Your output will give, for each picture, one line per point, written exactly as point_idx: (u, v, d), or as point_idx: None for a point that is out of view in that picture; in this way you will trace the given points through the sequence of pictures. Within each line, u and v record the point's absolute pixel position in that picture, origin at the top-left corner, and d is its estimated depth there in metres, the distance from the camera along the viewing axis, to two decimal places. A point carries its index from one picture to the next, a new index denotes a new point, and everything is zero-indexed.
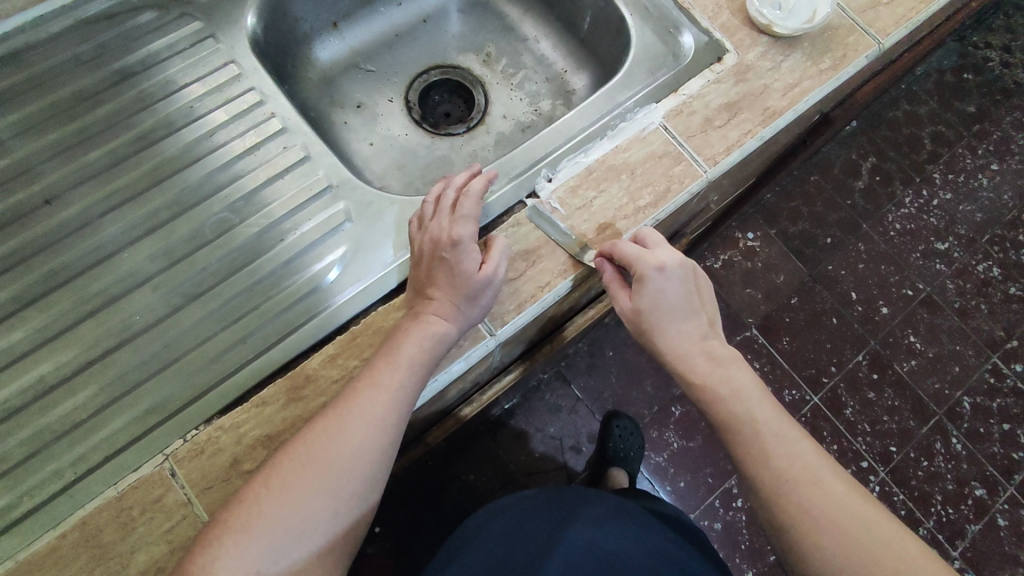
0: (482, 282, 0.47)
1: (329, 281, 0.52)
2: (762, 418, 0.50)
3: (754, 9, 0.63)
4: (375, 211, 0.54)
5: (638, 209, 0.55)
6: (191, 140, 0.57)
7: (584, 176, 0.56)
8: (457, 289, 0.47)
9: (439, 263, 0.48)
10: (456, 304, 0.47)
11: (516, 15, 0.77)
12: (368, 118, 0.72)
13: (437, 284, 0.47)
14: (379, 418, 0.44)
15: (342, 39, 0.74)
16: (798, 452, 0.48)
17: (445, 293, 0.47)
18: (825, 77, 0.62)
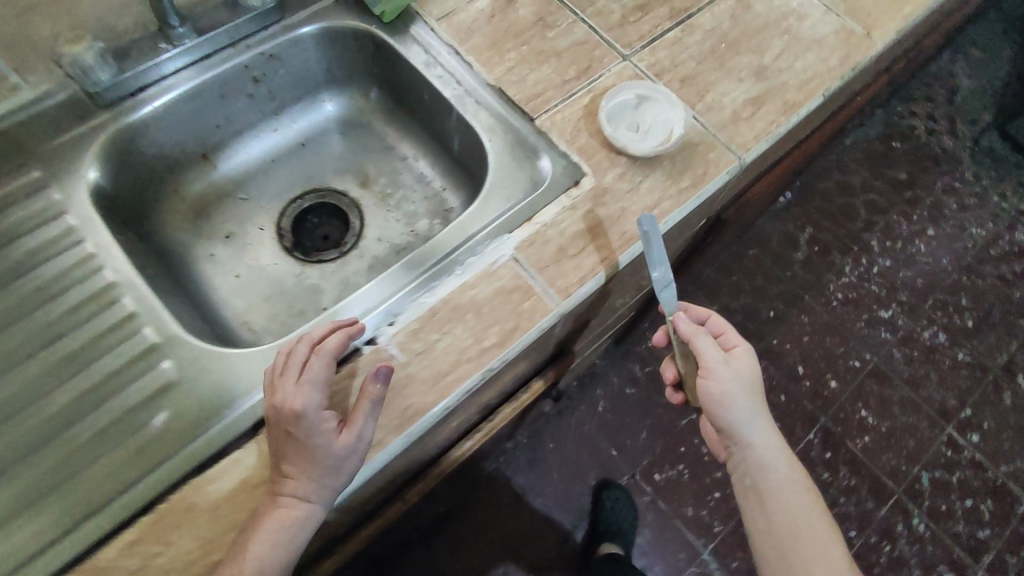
0: (337, 452, 0.46)
1: (139, 452, 0.49)
2: (786, 514, 0.60)
3: (609, 134, 0.62)
4: (198, 370, 0.52)
5: (482, 351, 0.54)
6: (15, 299, 0.55)
7: (427, 317, 0.55)
8: (315, 463, 0.45)
9: (286, 436, 0.45)
10: (318, 476, 0.45)
11: (394, 135, 0.76)
12: (236, 249, 0.70)
13: (290, 455, 0.45)
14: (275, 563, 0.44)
15: (213, 169, 0.71)
16: (812, 546, 0.59)
17: (307, 463, 0.45)
18: (683, 197, 0.61)
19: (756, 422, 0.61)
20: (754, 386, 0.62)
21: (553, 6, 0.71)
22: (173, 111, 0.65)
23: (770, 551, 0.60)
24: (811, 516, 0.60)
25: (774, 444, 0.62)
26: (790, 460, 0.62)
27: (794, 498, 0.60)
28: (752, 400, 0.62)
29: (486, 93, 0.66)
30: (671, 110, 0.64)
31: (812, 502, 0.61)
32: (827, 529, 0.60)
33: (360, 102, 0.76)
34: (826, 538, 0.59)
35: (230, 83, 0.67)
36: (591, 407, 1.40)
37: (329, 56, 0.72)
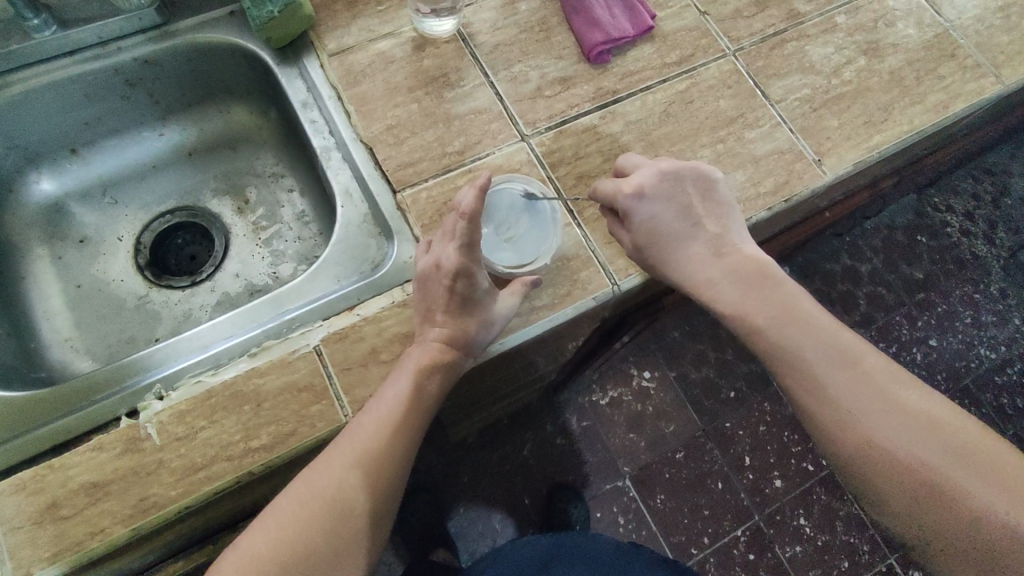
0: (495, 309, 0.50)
1: None
2: (792, 366, 0.51)
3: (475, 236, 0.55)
4: None
5: (247, 451, 0.48)
6: None
7: (199, 400, 0.50)
8: (480, 316, 0.50)
9: (444, 291, 0.48)
10: (477, 331, 0.50)
11: (285, 164, 0.71)
12: (87, 256, 0.67)
13: (439, 321, 0.49)
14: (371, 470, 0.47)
15: (83, 166, 0.68)
16: (844, 377, 0.50)
17: (467, 329, 0.49)
18: (530, 318, 0.54)
19: (689, 276, 0.54)
20: (662, 240, 0.53)
21: (463, 62, 0.63)
22: (30, 105, 0.60)
23: (812, 413, 0.51)
24: (836, 361, 0.50)
25: (724, 289, 0.53)
26: (754, 303, 0.53)
27: (795, 346, 0.51)
28: (669, 260, 0.53)
29: (356, 150, 0.59)
30: (553, 220, 0.56)
31: (813, 334, 0.51)
32: (851, 351, 0.51)
33: (255, 120, 0.71)
34: (849, 369, 0.50)
35: (99, 84, 0.62)
36: (515, 450, 1.33)
37: (219, 68, 0.66)
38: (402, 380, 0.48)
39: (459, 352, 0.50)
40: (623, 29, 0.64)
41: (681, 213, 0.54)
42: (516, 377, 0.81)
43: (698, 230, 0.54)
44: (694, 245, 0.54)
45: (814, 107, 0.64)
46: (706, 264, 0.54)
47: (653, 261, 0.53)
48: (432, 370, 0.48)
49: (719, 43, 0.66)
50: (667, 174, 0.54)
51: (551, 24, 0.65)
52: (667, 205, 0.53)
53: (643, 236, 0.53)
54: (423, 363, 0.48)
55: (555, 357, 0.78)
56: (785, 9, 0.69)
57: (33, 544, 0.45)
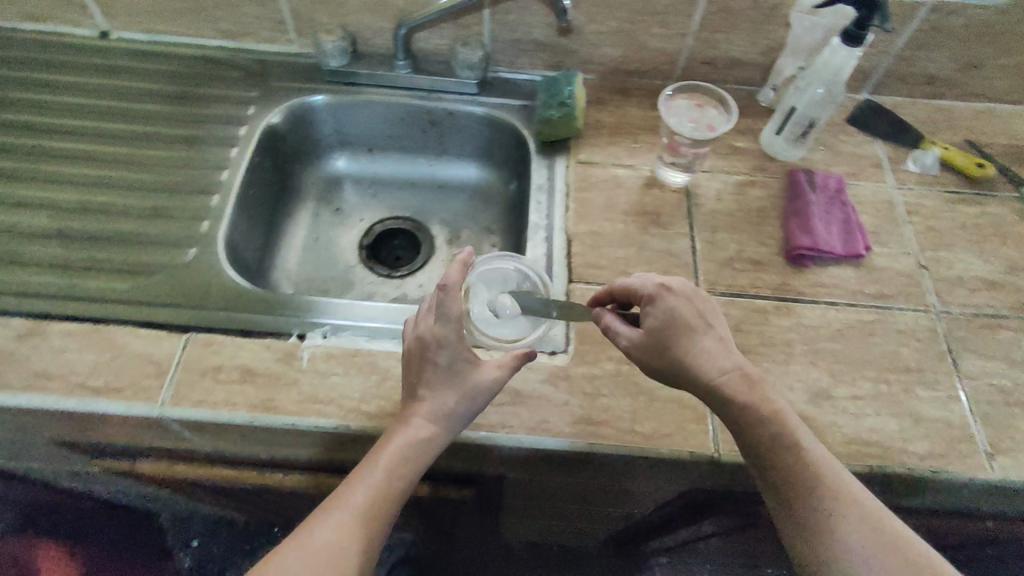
0: (479, 378, 0.52)
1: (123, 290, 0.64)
2: (781, 490, 0.48)
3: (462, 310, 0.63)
4: (199, 270, 0.67)
5: (355, 409, 0.58)
6: (172, 152, 0.75)
7: (347, 352, 0.61)
8: (462, 386, 0.52)
9: (428, 364, 0.52)
10: (455, 403, 0.51)
11: (500, 225, 0.85)
12: (333, 221, 0.86)
13: (422, 395, 0.51)
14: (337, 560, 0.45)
15: (368, 161, 0.88)
16: (830, 501, 0.46)
17: (444, 400, 0.51)
18: (625, 438, 0.57)
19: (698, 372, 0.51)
20: (671, 330, 0.52)
21: (677, 211, 0.72)
22: (364, 110, 0.82)
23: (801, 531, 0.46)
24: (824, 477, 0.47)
25: (729, 386, 0.50)
26: (753, 409, 0.49)
27: (784, 466, 0.48)
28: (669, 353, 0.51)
29: (558, 237, 0.70)
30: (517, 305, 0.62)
31: (797, 453, 0.48)
32: (836, 474, 0.47)
33: (497, 185, 0.87)
34: (837, 503, 0.46)
35: (411, 115, 0.83)
36: None
37: (494, 139, 0.84)
38: (380, 457, 0.49)
39: (439, 432, 0.51)
40: (832, 245, 0.67)
41: (694, 316, 0.52)
42: (588, 503, 0.80)
43: (710, 330, 0.52)
44: (706, 346, 0.51)
45: (1004, 400, 0.60)
46: (720, 363, 0.51)
47: (662, 354, 0.52)
48: (410, 448, 0.50)
49: (926, 298, 0.66)
50: (682, 281, 0.54)
51: (769, 215, 0.72)
52: (677, 309, 0.52)
53: (653, 325, 0.52)
54: (399, 442, 0.50)
55: (633, 502, 0.78)
56: (1012, 299, 0.67)
57: (189, 386, 0.58)
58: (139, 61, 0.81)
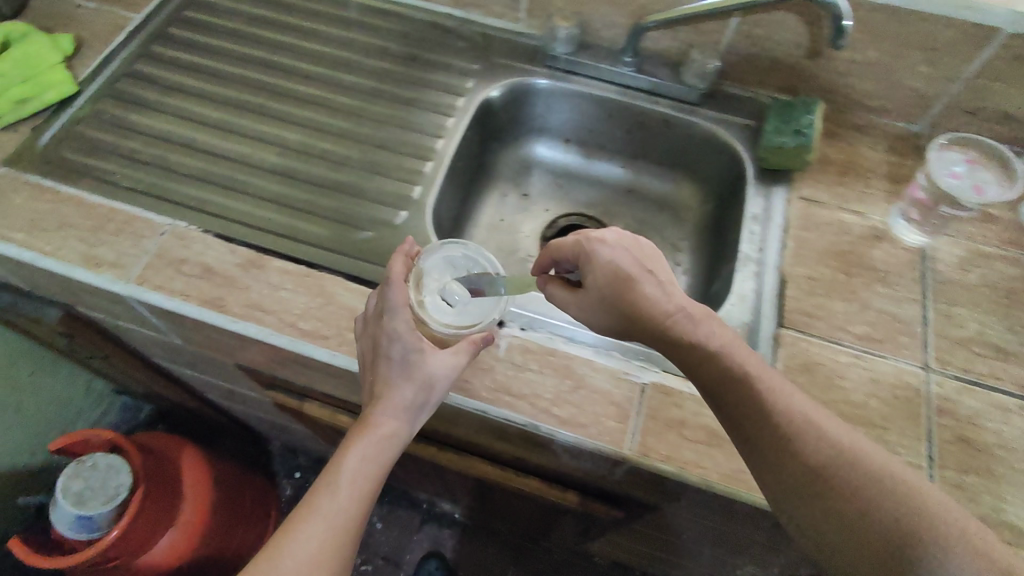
0: (439, 368, 0.53)
1: (338, 240, 0.67)
2: (763, 462, 0.46)
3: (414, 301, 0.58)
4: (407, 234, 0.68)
5: (546, 410, 0.58)
6: (393, 111, 0.76)
7: (544, 350, 0.61)
8: (418, 377, 0.53)
9: (383, 360, 0.53)
10: (410, 390, 0.53)
11: (688, 245, 0.83)
12: (520, 207, 0.85)
13: (381, 393, 0.53)
14: (316, 554, 0.47)
15: (563, 152, 0.87)
16: (817, 453, 0.45)
17: (403, 392, 0.53)
18: None
19: (658, 335, 0.51)
20: (618, 282, 0.52)
21: (909, 273, 0.65)
22: (577, 101, 0.81)
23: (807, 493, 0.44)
24: (805, 428, 0.46)
25: (680, 327, 0.50)
26: (729, 375, 0.48)
27: (763, 436, 0.46)
28: (620, 303, 0.52)
29: (770, 276, 0.66)
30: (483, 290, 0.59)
31: (772, 416, 0.46)
32: (819, 427, 0.46)
33: (693, 202, 0.84)
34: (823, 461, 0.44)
35: (624, 115, 0.81)
36: None
37: (703, 155, 0.80)
38: (350, 456, 0.51)
39: (402, 424, 0.53)
40: None
41: (633, 265, 0.53)
42: (725, 550, 0.77)
43: (650, 277, 0.52)
44: (648, 293, 0.52)
45: None
46: (670, 312, 0.51)
47: (616, 309, 0.52)
48: (377, 444, 0.52)
49: None
50: (614, 230, 0.55)
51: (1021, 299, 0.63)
52: (610, 259, 0.53)
53: (596, 277, 0.53)
54: (365, 438, 0.51)
55: (776, 563, 0.74)
56: None
57: None
58: (377, 19, 0.84)
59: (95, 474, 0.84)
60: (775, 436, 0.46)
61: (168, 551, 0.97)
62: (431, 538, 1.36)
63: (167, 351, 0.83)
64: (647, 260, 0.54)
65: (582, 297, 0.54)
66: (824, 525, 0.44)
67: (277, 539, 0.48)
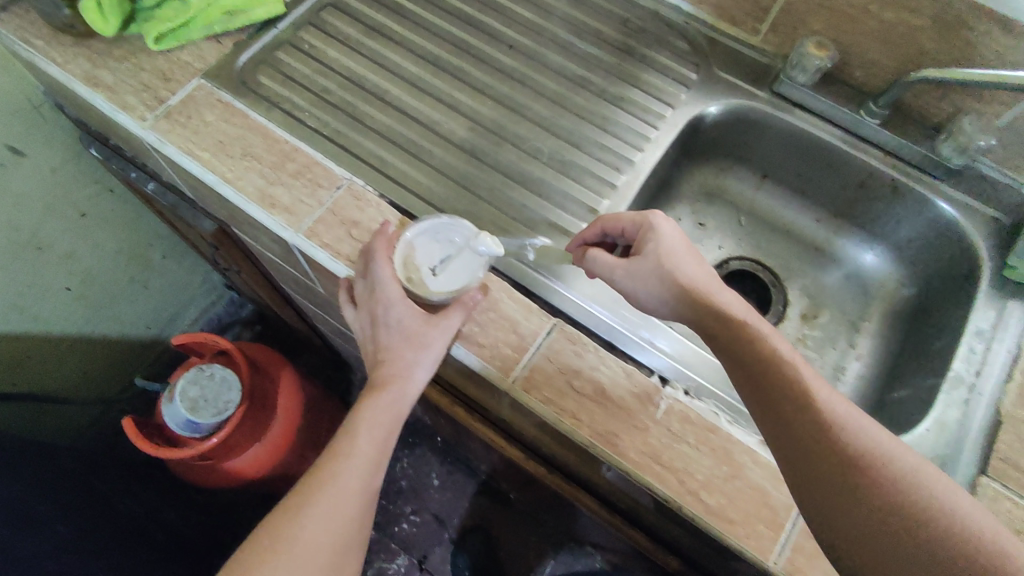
0: (436, 329, 0.55)
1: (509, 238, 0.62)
2: (787, 438, 0.45)
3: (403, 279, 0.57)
4: None
5: (693, 493, 0.52)
6: (594, 106, 0.71)
7: (705, 424, 0.55)
8: (418, 339, 0.55)
9: (382, 327, 0.56)
10: (413, 353, 0.56)
11: (870, 328, 0.73)
12: (693, 236, 0.78)
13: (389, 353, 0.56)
14: (349, 492, 0.53)
15: (755, 187, 0.79)
16: (851, 439, 0.44)
17: (405, 354, 0.56)
18: None
19: (701, 312, 0.51)
20: (674, 256, 0.54)
21: None
22: (795, 139, 0.73)
23: (835, 485, 0.43)
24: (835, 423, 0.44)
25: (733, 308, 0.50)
26: (775, 362, 0.46)
27: (782, 399, 0.45)
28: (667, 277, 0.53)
29: (982, 409, 0.57)
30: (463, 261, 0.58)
31: (813, 407, 0.44)
32: (853, 419, 0.45)
33: (888, 281, 0.75)
34: (836, 425, 0.44)
35: (845, 167, 0.71)
36: None
37: (923, 237, 0.70)
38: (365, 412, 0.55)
39: (408, 379, 0.56)
40: None
41: (686, 248, 0.55)
42: None
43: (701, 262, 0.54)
44: (702, 276, 0.53)
45: None
46: (718, 294, 0.52)
47: (666, 280, 0.53)
48: (392, 398, 0.56)
49: None
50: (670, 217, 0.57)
51: None
52: (672, 238, 0.55)
53: (658, 248, 0.54)
54: (380, 394, 0.55)
55: None
56: None
57: (543, 376, 0.55)
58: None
59: (210, 384, 0.86)
60: (811, 427, 0.44)
61: (251, 462, 1.01)
62: (479, 510, 1.37)
63: (301, 287, 0.83)
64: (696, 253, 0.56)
65: (635, 264, 0.55)
66: (833, 501, 0.43)
67: (307, 479, 0.54)
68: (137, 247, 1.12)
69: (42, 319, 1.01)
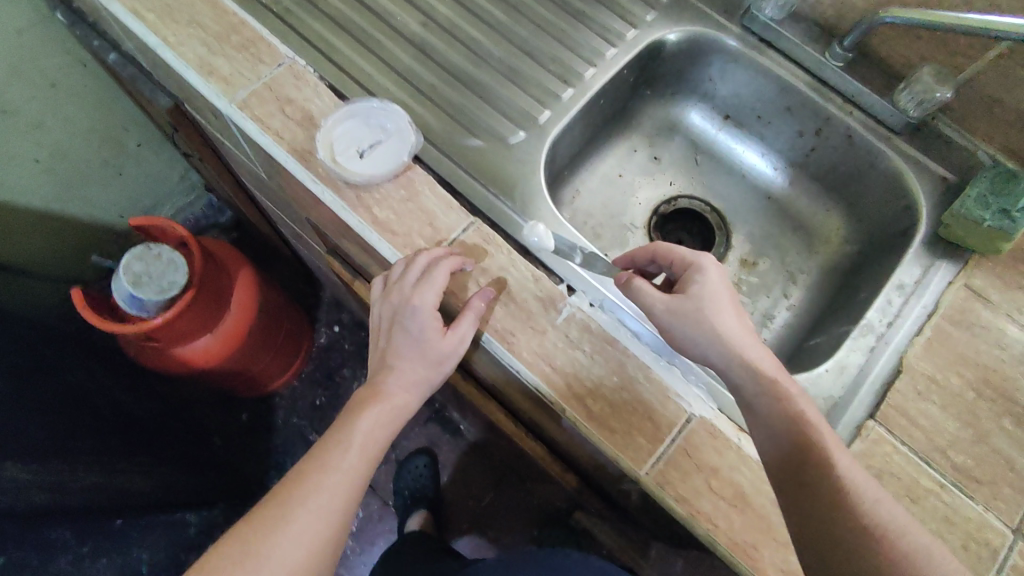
0: (448, 349, 0.55)
1: (442, 135, 0.62)
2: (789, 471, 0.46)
3: (328, 156, 0.57)
4: (516, 156, 0.62)
5: (578, 398, 0.53)
6: (555, 18, 0.69)
7: (604, 335, 0.55)
8: (430, 354, 0.56)
9: (404, 330, 0.56)
10: (427, 373, 0.57)
11: (806, 280, 0.73)
12: (646, 168, 0.78)
13: (404, 366, 0.57)
14: (323, 507, 0.53)
15: (717, 128, 0.77)
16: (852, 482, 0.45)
17: (418, 370, 0.57)
18: None
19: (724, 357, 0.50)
20: (717, 303, 0.52)
21: None
22: (757, 77, 0.70)
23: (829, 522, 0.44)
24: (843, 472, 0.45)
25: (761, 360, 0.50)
26: (789, 404, 0.48)
27: (797, 446, 0.46)
28: (707, 323, 0.51)
29: (884, 357, 0.58)
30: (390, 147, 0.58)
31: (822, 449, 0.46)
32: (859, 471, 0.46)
33: (835, 236, 0.73)
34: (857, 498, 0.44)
35: (804, 112, 0.70)
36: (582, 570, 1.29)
37: (874, 193, 0.68)
38: (364, 420, 0.57)
39: (411, 396, 0.58)
40: None
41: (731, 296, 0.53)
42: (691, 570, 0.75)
43: (740, 314, 0.53)
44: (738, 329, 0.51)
45: None
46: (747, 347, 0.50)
47: (699, 324, 0.51)
48: (388, 411, 0.57)
49: None
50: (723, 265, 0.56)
51: None
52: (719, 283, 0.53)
53: (702, 291, 0.53)
54: (380, 406, 0.57)
55: None
56: None
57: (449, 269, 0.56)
58: None
59: (157, 264, 0.88)
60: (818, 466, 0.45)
61: (200, 352, 1.03)
62: (429, 436, 1.42)
63: (253, 178, 0.84)
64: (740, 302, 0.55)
65: (674, 298, 0.53)
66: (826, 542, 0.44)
67: (295, 477, 0.54)
68: (110, 130, 1.13)
69: (7, 187, 1.01)
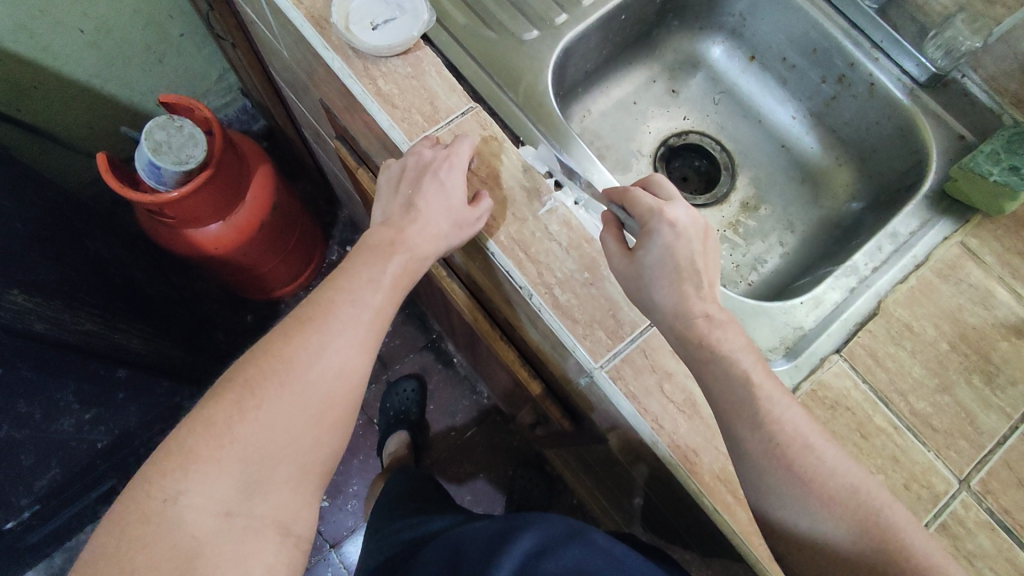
0: (467, 219, 0.53)
1: (457, 25, 0.63)
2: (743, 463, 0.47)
3: (342, 26, 0.58)
4: (527, 55, 0.63)
5: (545, 286, 0.54)
6: None
7: (582, 232, 0.56)
8: (450, 216, 0.54)
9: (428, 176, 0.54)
10: (442, 226, 0.54)
11: (803, 230, 0.72)
12: (663, 99, 0.78)
13: (418, 216, 0.55)
14: (356, 339, 0.52)
15: (741, 68, 0.77)
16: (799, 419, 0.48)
17: (438, 223, 0.54)
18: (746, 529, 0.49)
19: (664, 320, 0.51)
20: (660, 274, 0.51)
21: None
22: (789, 15, 0.68)
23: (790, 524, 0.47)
24: (789, 409, 0.48)
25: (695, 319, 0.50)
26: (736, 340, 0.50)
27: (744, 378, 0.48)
28: (643, 292, 0.51)
29: (864, 298, 0.57)
30: (400, 24, 0.59)
31: (770, 400, 0.48)
32: (805, 416, 0.48)
33: (840, 191, 0.72)
34: (803, 429, 0.48)
35: (827, 55, 0.68)
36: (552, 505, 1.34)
37: (888, 147, 0.67)
38: (393, 262, 0.54)
39: (429, 251, 0.55)
40: None
41: (684, 259, 0.52)
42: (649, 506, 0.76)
43: (694, 278, 0.52)
44: (677, 294, 0.51)
45: None
46: (681, 308, 0.51)
47: (638, 290, 0.52)
48: (406, 274, 0.55)
49: None
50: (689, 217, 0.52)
51: None
52: (672, 245, 0.51)
53: (648, 257, 0.51)
54: (395, 257, 0.54)
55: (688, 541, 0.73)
56: None
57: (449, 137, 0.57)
58: None
59: (177, 135, 0.91)
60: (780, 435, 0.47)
61: (221, 233, 1.07)
62: (422, 363, 1.44)
63: (279, 63, 0.86)
64: (705, 252, 0.53)
65: (622, 260, 0.52)
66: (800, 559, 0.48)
67: (317, 305, 0.52)
68: (156, 15, 1.14)
69: (51, 52, 1.05)
